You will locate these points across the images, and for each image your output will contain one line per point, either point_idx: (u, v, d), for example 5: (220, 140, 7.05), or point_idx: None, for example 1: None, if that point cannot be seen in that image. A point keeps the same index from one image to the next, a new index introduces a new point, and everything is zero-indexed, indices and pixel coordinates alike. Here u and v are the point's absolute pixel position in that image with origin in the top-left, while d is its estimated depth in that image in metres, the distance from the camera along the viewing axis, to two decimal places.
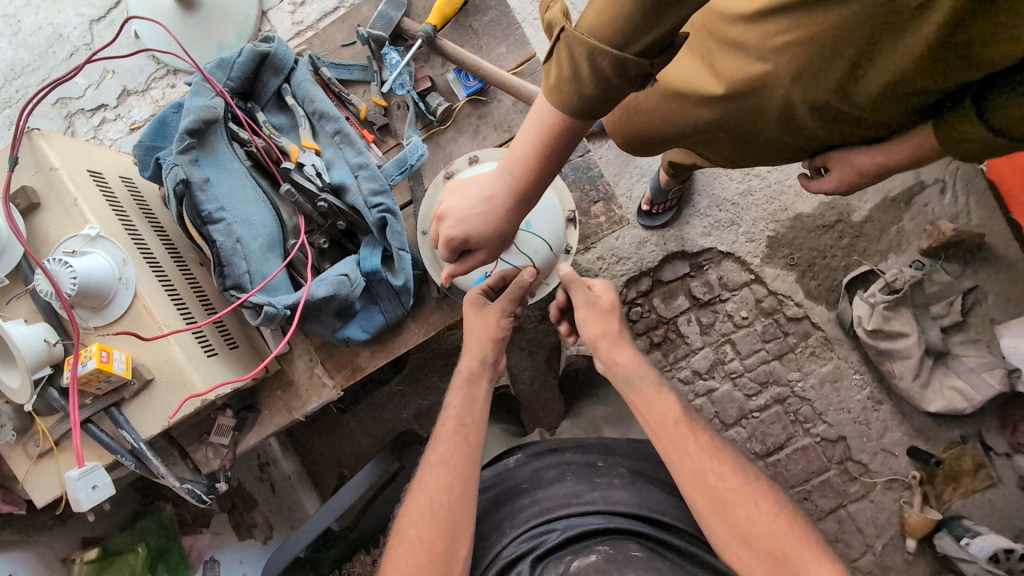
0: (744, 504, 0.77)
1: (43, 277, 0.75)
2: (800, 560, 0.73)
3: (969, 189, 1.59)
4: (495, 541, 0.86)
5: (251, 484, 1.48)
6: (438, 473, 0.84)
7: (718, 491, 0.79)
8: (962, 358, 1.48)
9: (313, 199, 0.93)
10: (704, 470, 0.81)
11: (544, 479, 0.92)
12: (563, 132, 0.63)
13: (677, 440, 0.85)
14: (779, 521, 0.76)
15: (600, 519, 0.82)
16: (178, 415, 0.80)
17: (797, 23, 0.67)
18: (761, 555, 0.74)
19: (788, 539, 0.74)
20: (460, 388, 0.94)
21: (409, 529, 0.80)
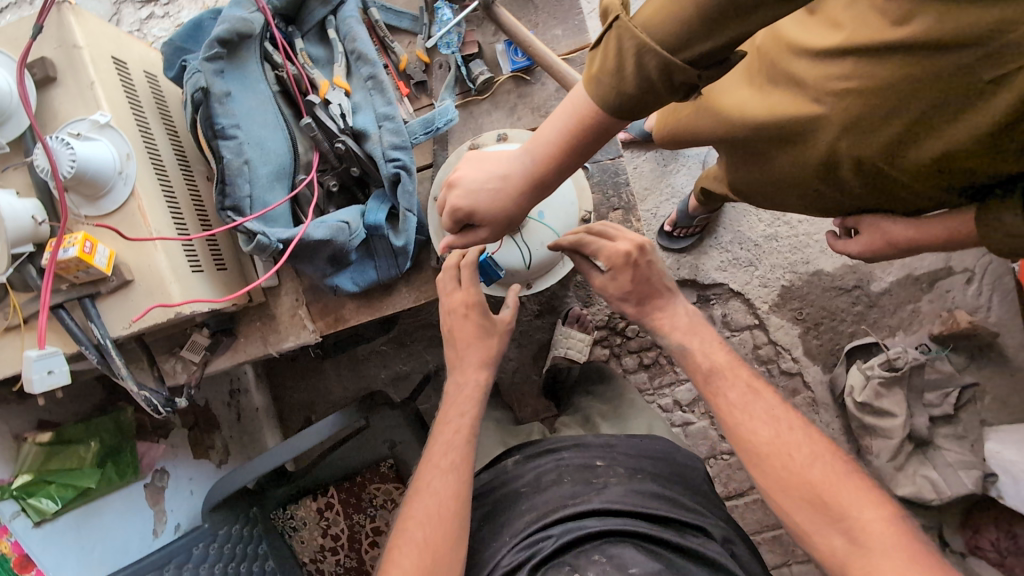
0: (778, 454, 0.75)
1: (41, 152, 0.72)
2: (846, 506, 0.69)
3: (996, 285, 1.54)
4: (496, 550, 0.86)
5: (217, 407, 1.49)
6: (441, 478, 0.86)
7: (751, 443, 0.78)
8: (944, 450, 1.43)
9: (332, 139, 0.91)
10: (738, 419, 0.80)
11: (543, 483, 0.93)
12: (593, 126, 0.61)
13: (711, 387, 0.84)
14: (817, 467, 0.73)
15: (596, 523, 0.81)
16: (139, 322, 0.80)
17: (862, 70, 0.63)
18: (798, 499, 0.73)
19: (833, 484, 0.71)
20: (469, 400, 0.96)
21: (414, 531, 0.82)
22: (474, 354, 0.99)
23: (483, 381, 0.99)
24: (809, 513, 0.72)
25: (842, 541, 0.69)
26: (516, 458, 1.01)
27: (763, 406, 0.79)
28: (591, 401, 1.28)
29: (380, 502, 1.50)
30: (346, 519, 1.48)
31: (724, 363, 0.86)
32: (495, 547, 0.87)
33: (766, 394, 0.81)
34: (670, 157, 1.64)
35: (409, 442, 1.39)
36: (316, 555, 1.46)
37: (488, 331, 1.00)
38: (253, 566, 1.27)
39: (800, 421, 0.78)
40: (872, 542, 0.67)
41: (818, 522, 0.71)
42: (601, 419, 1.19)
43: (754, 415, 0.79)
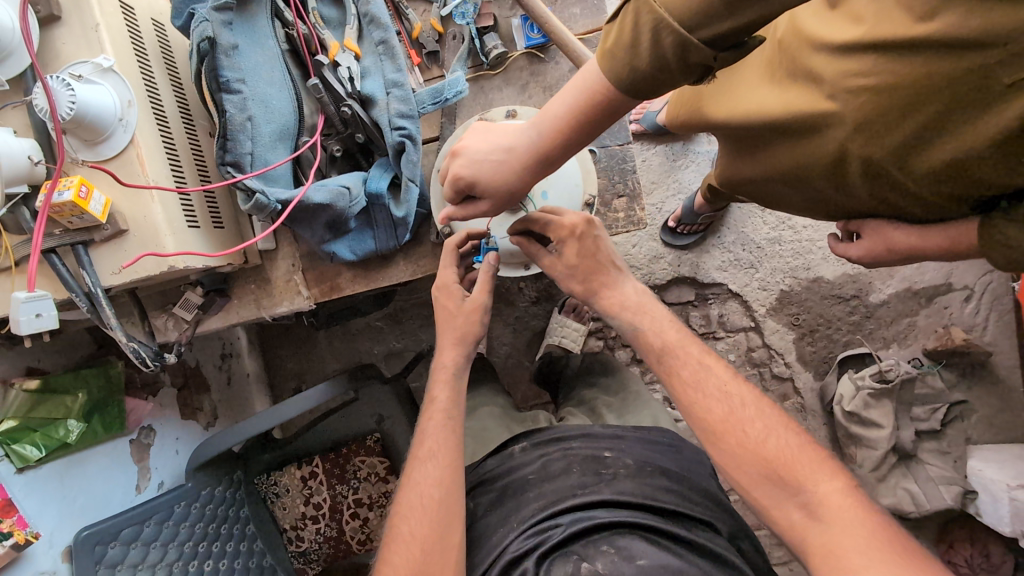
0: (734, 429, 0.75)
1: (40, 92, 0.70)
2: (802, 480, 0.69)
3: (994, 305, 1.54)
4: (503, 534, 0.85)
5: (209, 369, 1.53)
6: (426, 468, 0.86)
7: (707, 420, 0.77)
8: (927, 465, 1.44)
9: (338, 103, 0.90)
10: (693, 397, 0.79)
11: (551, 471, 0.92)
12: (602, 103, 0.60)
13: (666, 365, 0.83)
14: (770, 444, 0.72)
15: (604, 514, 0.81)
16: (128, 271, 0.79)
17: (882, 68, 0.61)
18: (757, 476, 0.72)
19: (791, 457, 0.70)
20: (446, 381, 0.95)
21: (399, 526, 0.83)
22: (454, 331, 0.98)
23: (461, 355, 0.97)
24: (767, 487, 0.71)
25: (800, 515, 0.68)
26: (523, 445, 0.99)
27: (716, 382, 0.79)
28: (581, 391, 1.28)
29: (364, 475, 1.45)
30: (329, 489, 1.44)
31: (676, 341, 0.84)
32: (499, 536, 0.86)
33: (718, 368, 0.81)
34: (679, 152, 1.63)
35: (397, 419, 1.36)
36: (297, 522, 1.45)
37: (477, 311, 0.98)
38: (235, 528, 1.30)
39: (752, 396, 0.77)
40: (833, 516, 0.66)
41: (777, 497, 0.70)
42: (608, 411, 1.17)
43: (709, 391, 0.78)
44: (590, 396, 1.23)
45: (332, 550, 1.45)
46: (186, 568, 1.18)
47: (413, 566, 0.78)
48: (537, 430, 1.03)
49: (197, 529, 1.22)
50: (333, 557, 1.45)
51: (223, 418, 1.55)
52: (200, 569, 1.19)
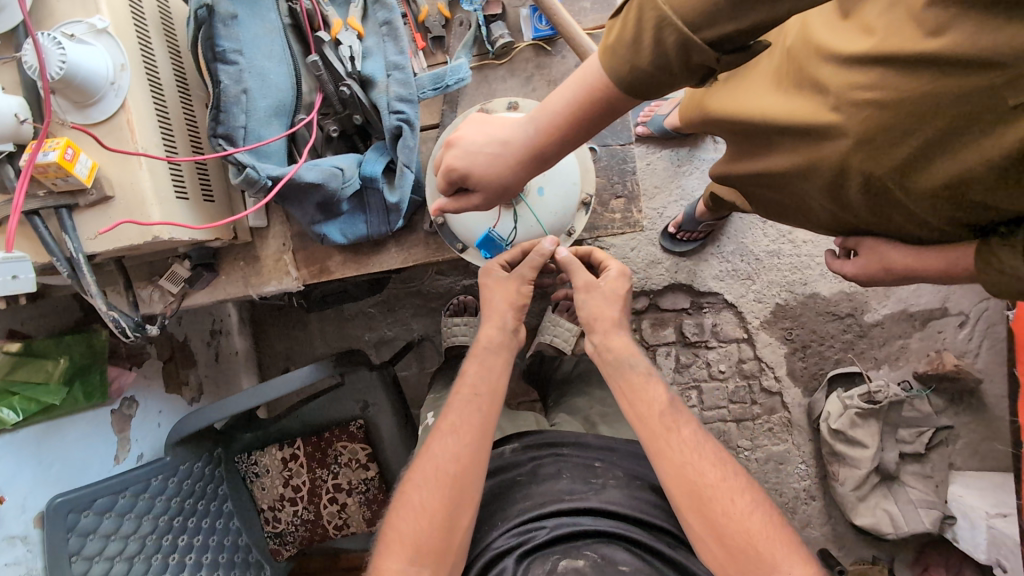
0: (722, 498, 0.76)
1: (29, 48, 0.68)
2: (772, 560, 0.71)
3: (988, 333, 1.53)
4: (487, 532, 0.85)
5: (196, 344, 1.52)
6: (447, 441, 0.85)
7: (697, 482, 0.78)
8: (909, 487, 1.44)
9: (337, 82, 0.88)
10: (687, 458, 0.81)
11: (540, 475, 0.91)
12: (601, 100, 0.59)
13: (660, 425, 0.85)
14: (756, 517, 0.75)
15: (590, 521, 0.81)
16: (105, 236, 0.78)
17: (887, 83, 0.60)
18: (735, 550, 0.73)
19: (769, 538, 0.73)
20: (478, 357, 0.94)
21: (412, 494, 0.81)
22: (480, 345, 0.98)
23: (500, 332, 0.95)
24: (741, 562, 0.72)
25: None
26: (515, 446, 0.97)
27: (708, 453, 0.81)
28: (570, 394, 1.28)
29: (345, 461, 1.39)
30: (309, 472, 1.40)
31: (675, 406, 0.88)
32: (481, 533, 0.86)
33: (708, 444, 0.83)
34: (684, 158, 1.62)
35: (382, 407, 1.37)
36: (275, 503, 1.41)
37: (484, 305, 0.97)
38: (211, 505, 1.30)
39: (742, 474, 0.80)
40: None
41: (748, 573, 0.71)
42: (601, 420, 1.16)
43: (701, 459, 0.80)
44: (579, 402, 1.23)
45: (309, 533, 1.42)
46: (159, 541, 1.18)
47: (420, 538, 0.77)
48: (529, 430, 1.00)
49: (173, 504, 1.22)
50: (309, 540, 1.42)
51: (208, 394, 1.54)
52: (173, 543, 1.20)
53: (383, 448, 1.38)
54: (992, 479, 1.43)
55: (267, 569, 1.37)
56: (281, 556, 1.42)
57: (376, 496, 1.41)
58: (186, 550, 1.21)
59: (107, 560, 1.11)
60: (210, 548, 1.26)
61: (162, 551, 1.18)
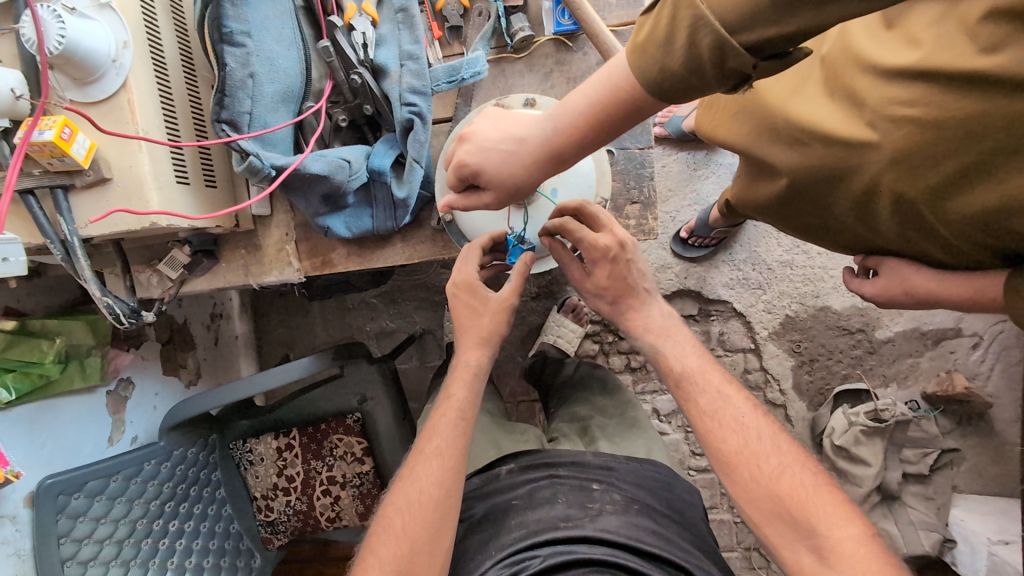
0: (747, 461, 0.73)
1: (27, 20, 0.65)
2: (815, 523, 0.67)
3: (1001, 355, 1.48)
4: (478, 563, 0.80)
5: (196, 328, 1.50)
6: (428, 465, 0.83)
7: (720, 449, 0.75)
8: (909, 508, 1.41)
9: (348, 69, 0.83)
10: (708, 424, 0.77)
11: (535, 499, 0.88)
12: (627, 100, 0.55)
13: (684, 390, 0.82)
14: (785, 477, 0.71)
15: (585, 549, 0.76)
16: (97, 225, 0.76)
17: (929, 100, 0.56)
18: (770, 513, 0.70)
19: (805, 497, 0.69)
20: (466, 381, 0.91)
21: (393, 518, 0.80)
22: (475, 329, 0.93)
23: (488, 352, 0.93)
24: (779, 526, 0.69)
25: (811, 558, 0.67)
26: (512, 467, 0.97)
27: (731, 412, 0.77)
28: (573, 402, 1.24)
29: (340, 454, 1.36)
30: (303, 463, 1.36)
31: (696, 366, 0.83)
32: (476, 563, 0.81)
33: (736, 398, 0.79)
34: (701, 161, 1.57)
35: (380, 400, 1.35)
36: (268, 492, 1.38)
37: (480, 308, 0.93)
38: (205, 492, 1.30)
39: (769, 428, 0.75)
40: (845, 566, 0.64)
41: (788, 536, 0.69)
42: (601, 434, 1.11)
43: (725, 422, 0.76)
44: (582, 411, 1.20)
45: (301, 524, 1.39)
46: (150, 526, 1.18)
47: (397, 565, 0.75)
48: (525, 451, 1.01)
49: (165, 489, 1.21)
50: (301, 530, 1.40)
51: (205, 378, 1.52)
52: (163, 529, 1.19)
53: (380, 442, 1.36)
54: (996, 505, 1.40)
55: (256, 559, 1.37)
56: (273, 545, 1.40)
57: (370, 489, 1.38)
58: (177, 535, 1.21)
59: (96, 543, 1.10)
60: (202, 533, 1.26)
61: (153, 536, 1.18)
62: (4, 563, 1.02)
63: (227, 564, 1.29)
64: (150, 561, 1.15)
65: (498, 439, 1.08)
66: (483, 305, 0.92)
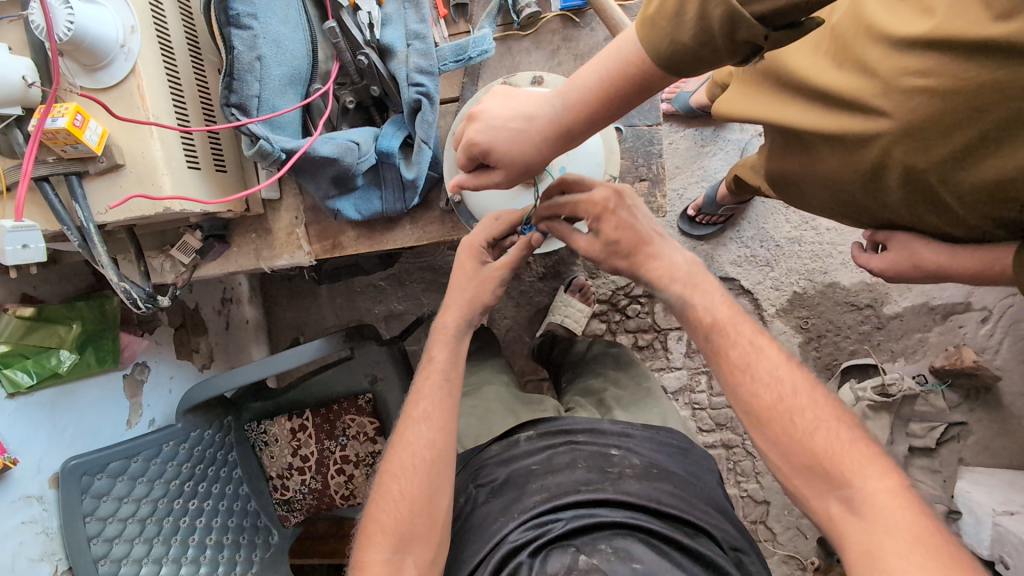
0: (781, 415, 0.71)
1: (36, 7, 0.65)
2: (849, 475, 0.66)
3: (1011, 329, 1.48)
4: (501, 526, 0.83)
5: (207, 313, 1.51)
6: (420, 428, 0.85)
7: (753, 404, 0.73)
8: (916, 481, 1.42)
9: (355, 51, 0.83)
10: (739, 378, 0.75)
11: (555, 464, 0.89)
12: (635, 77, 0.56)
13: (715, 343, 0.78)
14: (819, 434, 0.69)
15: (607, 513, 0.80)
16: (112, 214, 0.77)
17: (942, 69, 0.55)
18: (799, 465, 0.70)
19: (837, 451, 0.67)
20: (451, 343, 0.93)
21: (390, 485, 0.83)
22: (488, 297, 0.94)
23: None
24: (809, 479, 0.69)
25: (838, 507, 0.66)
26: (530, 434, 0.95)
27: (765, 365, 0.74)
28: (584, 376, 1.26)
29: (354, 434, 1.38)
30: (317, 443, 1.39)
31: (728, 319, 0.78)
32: (498, 525, 0.84)
33: (771, 350, 0.75)
34: (708, 138, 1.56)
35: (391, 380, 1.37)
36: (284, 471, 1.40)
37: (473, 274, 0.94)
38: (222, 471, 1.33)
39: (806, 384, 0.73)
40: (875, 513, 0.63)
41: (817, 489, 0.68)
42: (616, 404, 1.14)
43: (757, 374, 0.74)
44: (595, 383, 1.21)
45: (317, 501, 1.41)
46: (170, 504, 1.22)
47: (399, 524, 0.79)
48: (543, 418, 0.99)
49: (184, 469, 1.24)
50: (316, 507, 1.42)
51: (218, 361, 1.55)
52: (184, 507, 1.24)
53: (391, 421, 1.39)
54: (1004, 477, 1.41)
55: (273, 536, 1.39)
56: (290, 521, 1.42)
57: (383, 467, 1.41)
58: (196, 513, 1.25)
59: (120, 521, 1.14)
60: (219, 512, 1.30)
61: (173, 514, 1.22)
62: (34, 541, 1.06)
63: (246, 540, 1.33)
64: (171, 538, 1.20)
65: (515, 408, 1.09)
66: (474, 270, 0.94)
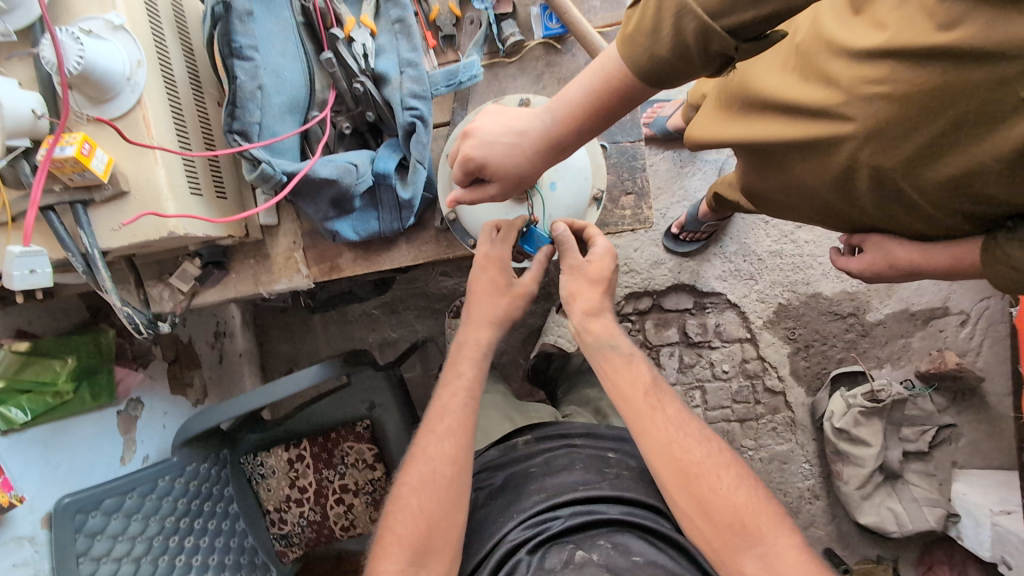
0: (706, 474, 0.76)
1: (47, 43, 0.68)
2: (763, 534, 0.71)
3: (989, 331, 1.53)
4: (500, 525, 0.83)
5: (201, 347, 1.47)
6: (443, 444, 0.86)
7: (683, 461, 0.77)
8: (912, 485, 1.44)
9: (350, 79, 0.89)
10: (671, 437, 0.80)
11: (553, 466, 0.90)
12: (619, 90, 0.60)
13: (653, 401, 0.84)
14: (741, 491, 0.75)
15: (605, 509, 0.80)
16: (115, 241, 0.78)
17: (897, 76, 0.60)
18: (721, 525, 0.73)
19: (754, 510, 0.73)
20: (452, 352, 0.94)
21: (409, 498, 0.82)
22: (489, 308, 0.95)
23: (492, 335, 0.96)
24: (727, 539, 0.72)
25: (755, 567, 0.69)
26: (528, 438, 0.97)
27: (688, 429, 0.81)
28: (581, 387, 1.29)
29: (352, 461, 1.36)
30: (315, 472, 1.37)
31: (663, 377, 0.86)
32: (497, 525, 0.84)
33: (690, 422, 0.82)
34: (687, 159, 1.63)
35: (388, 406, 1.36)
36: (281, 504, 1.38)
37: (501, 288, 0.95)
38: (218, 506, 1.28)
39: (724, 450, 0.79)
40: (782, 574, 0.68)
41: (737, 548, 0.71)
42: (613, 414, 1.15)
43: (684, 435, 0.80)
44: (591, 395, 1.23)
45: (316, 534, 1.39)
46: (166, 541, 1.17)
47: (416, 538, 0.78)
48: (541, 423, 1.01)
49: (179, 505, 1.20)
50: (315, 541, 1.40)
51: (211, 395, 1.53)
52: (178, 546, 1.19)
53: (390, 449, 1.37)
54: (996, 478, 1.43)
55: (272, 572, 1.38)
56: (287, 558, 1.39)
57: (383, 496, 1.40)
58: (191, 552, 1.20)
59: (114, 561, 1.10)
60: (217, 549, 1.26)
61: (168, 552, 1.17)
62: None
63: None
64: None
65: (511, 415, 1.09)
66: (506, 284, 0.95)
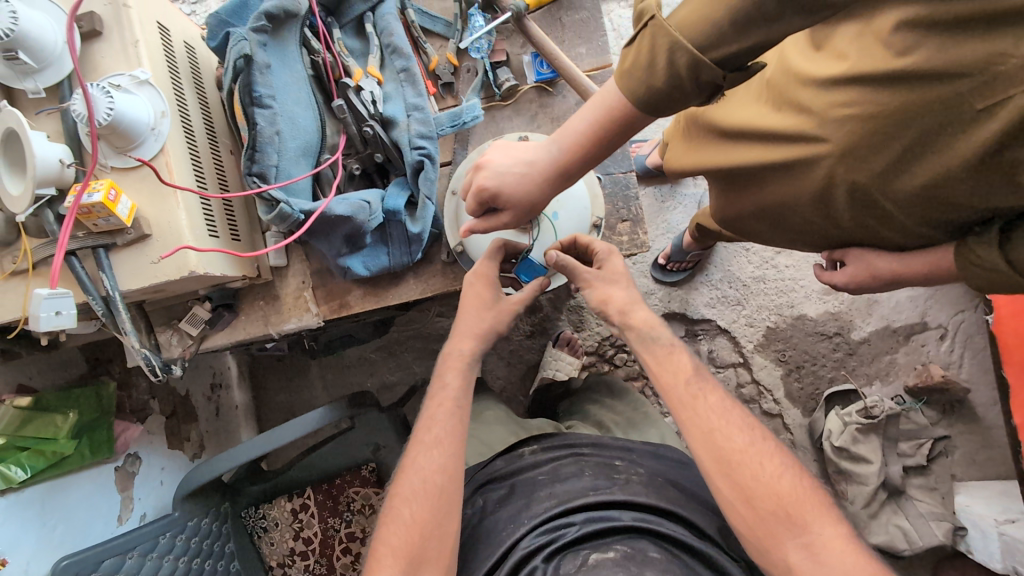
0: (750, 461, 0.78)
1: (80, 98, 0.73)
2: (809, 520, 0.73)
3: (967, 344, 1.60)
4: (511, 531, 0.84)
5: (197, 399, 1.41)
6: (430, 454, 0.85)
7: (727, 449, 0.79)
8: (916, 500, 1.45)
9: (360, 122, 0.94)
10: (715, 425, 0.81)
11: (562, 474, 0.91)
12: (619, 119, 0.66)
13: (693, 393, 0.85)
14: (786, 479, 0.76)
15: (619, 515, 0.82)
16: (136, 283, 0.81)
17: (865, 99, 0.67)
18: (764, 513, 0.75)
19: (800, 496, 0.75)
20: (458, 369, 0.94)
21: (401, 508, 0.82)
22: (475, 320, 0.96)
23: None
24: (773, 525, 0.74)
25: (800, 555, 0.72)
26: (533, 449, 0.98)
27: (734, 417, 0.82)
28: (580, 408, 1.30)
29: (358, 507, 1.42)
30: (320, 522, 1.40)
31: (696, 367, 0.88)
32: (508, 531, 0.84)
33: (733, 411, 0.83)
34: (668, 194, 1.73)
35: (392, 447, 1.29)
36: (285, 559, 1.39)
37: (490, 304, 0.97)
38: (219, 564, 1.20)
39: (769, 438, 0.81)
40: (831, 557, 0.70)
41: (782, 534, 0.73)
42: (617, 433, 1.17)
43: (729, 423, 0.81)
44: (594, 415, 1.25)
45: None
46: None
47: (411, 548, 0.78)
48: (547, 434, 1.02)
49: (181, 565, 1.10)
50: None
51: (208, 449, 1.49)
52: None
53: None
54: (993, 488, 1.46)
55: None
56: None
57: None
58: None
59: None
60: None
61: None
62: None
63: None
64: None
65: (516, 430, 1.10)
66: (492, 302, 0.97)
